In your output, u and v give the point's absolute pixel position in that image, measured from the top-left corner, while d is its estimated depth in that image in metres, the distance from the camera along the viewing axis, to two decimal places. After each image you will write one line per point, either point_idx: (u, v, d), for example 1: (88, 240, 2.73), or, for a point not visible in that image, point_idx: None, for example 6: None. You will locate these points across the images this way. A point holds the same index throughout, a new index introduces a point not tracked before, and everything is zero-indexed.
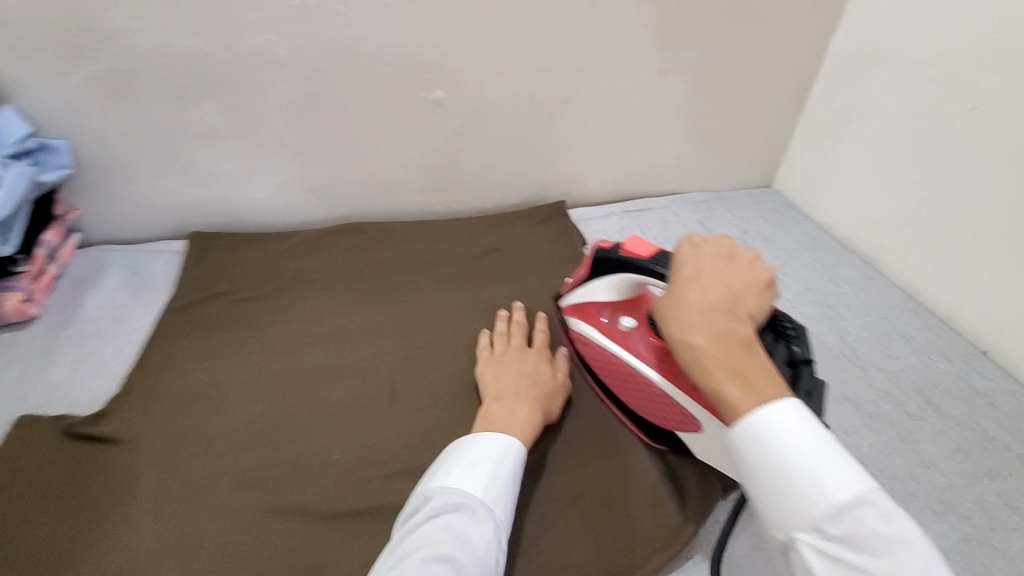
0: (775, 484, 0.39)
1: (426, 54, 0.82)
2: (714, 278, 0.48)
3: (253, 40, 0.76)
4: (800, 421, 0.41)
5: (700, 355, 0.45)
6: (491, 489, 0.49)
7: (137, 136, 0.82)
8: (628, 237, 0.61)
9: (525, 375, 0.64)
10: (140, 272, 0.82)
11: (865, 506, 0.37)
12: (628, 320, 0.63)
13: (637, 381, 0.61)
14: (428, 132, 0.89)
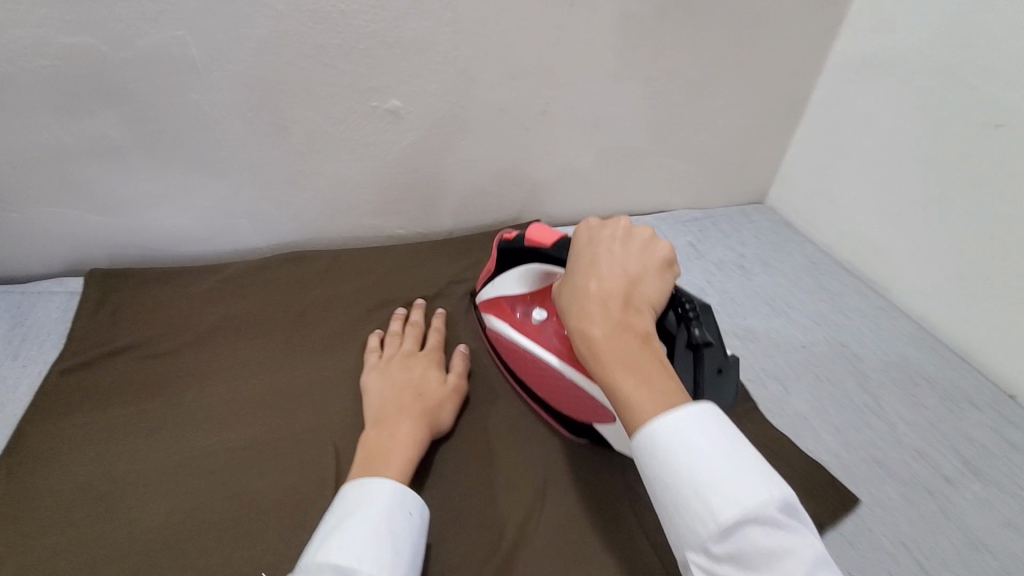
0: (670, 500, 0.38)
1: (376, 57, 0.69)
2: (609, 267, 0.48)
3: (158, 38, 0.62)
4: (699, 427, 0.38)
5: (596, 348, 0.44)
6: (354, 547, 0.41)
7: (17, 155, 0.67)
8: (531, 226, 0.60)
9: (411, 386, 0.58)
10: (23, 321, 0.67)
11: (757, 522, 0.35)
12: (541, 313, 0.62)
13: (552, 379, 0.58)
14: (384, 149, 0.77)
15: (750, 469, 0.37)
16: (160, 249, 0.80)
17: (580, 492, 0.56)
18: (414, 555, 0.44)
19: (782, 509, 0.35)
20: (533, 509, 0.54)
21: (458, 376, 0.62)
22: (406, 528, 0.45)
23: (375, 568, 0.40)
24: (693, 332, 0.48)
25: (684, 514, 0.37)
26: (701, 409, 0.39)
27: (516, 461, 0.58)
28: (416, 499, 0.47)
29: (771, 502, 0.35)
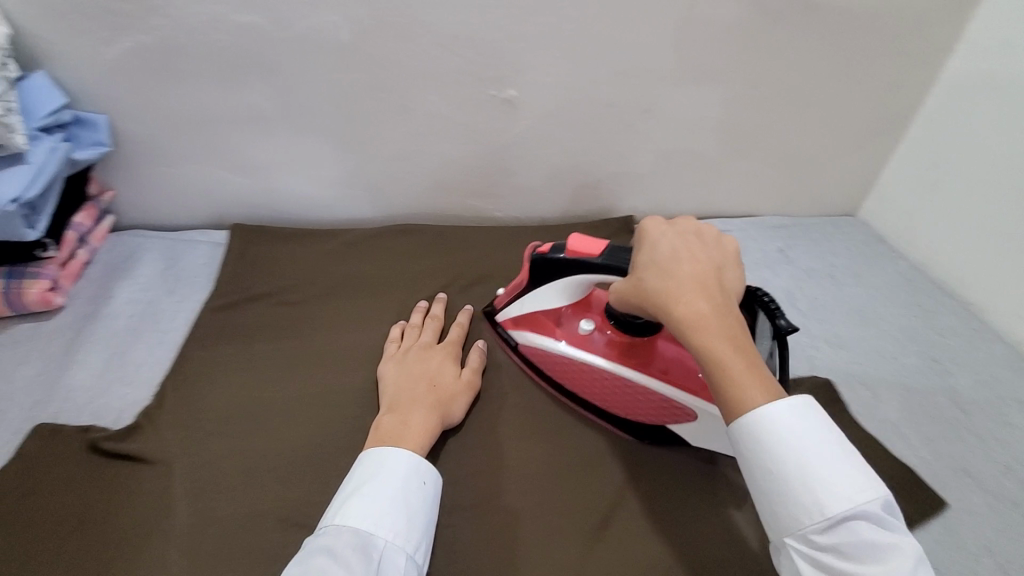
0: (778, 489, 0.42)
1: (502, 48, 0.74)
2: (694, 254, 0.50)
3: (311, 21, 0.70)
4: (807, 426, 0.43)
5: (705, 330, 0.46)
6: (373, 513, 0.46)
7: (179, 118, 0.76)
8: (571, 237, 0.59)
9: (428, 378, 0.61)
10: (175, 263, 0.77)
11: (863, 517, 0.39)
12: (586, 323, 0.64)
13: (613, 382, 0.61)
14: (495, 134, 0.82)
15: (855, 469, 0.41)
16: (287, 211, 0.88)
17: (665, 472, 0.60)
18: (428, 519, 0.49)
19: (886, 508, 0.40)
20: (620, 484, 0.59)
21: (473, 372, 0.64)
22: (421, 497, 0.49)
23: (390, 533, 0.46)
24: (778, 323, 0.51)
25: (793, 503, 0.41)
26: (806, 407, 0.43)
27: (605, 438, 0.62)
28: (431, 470, 0.52)
29: (875, 499, 0.40)
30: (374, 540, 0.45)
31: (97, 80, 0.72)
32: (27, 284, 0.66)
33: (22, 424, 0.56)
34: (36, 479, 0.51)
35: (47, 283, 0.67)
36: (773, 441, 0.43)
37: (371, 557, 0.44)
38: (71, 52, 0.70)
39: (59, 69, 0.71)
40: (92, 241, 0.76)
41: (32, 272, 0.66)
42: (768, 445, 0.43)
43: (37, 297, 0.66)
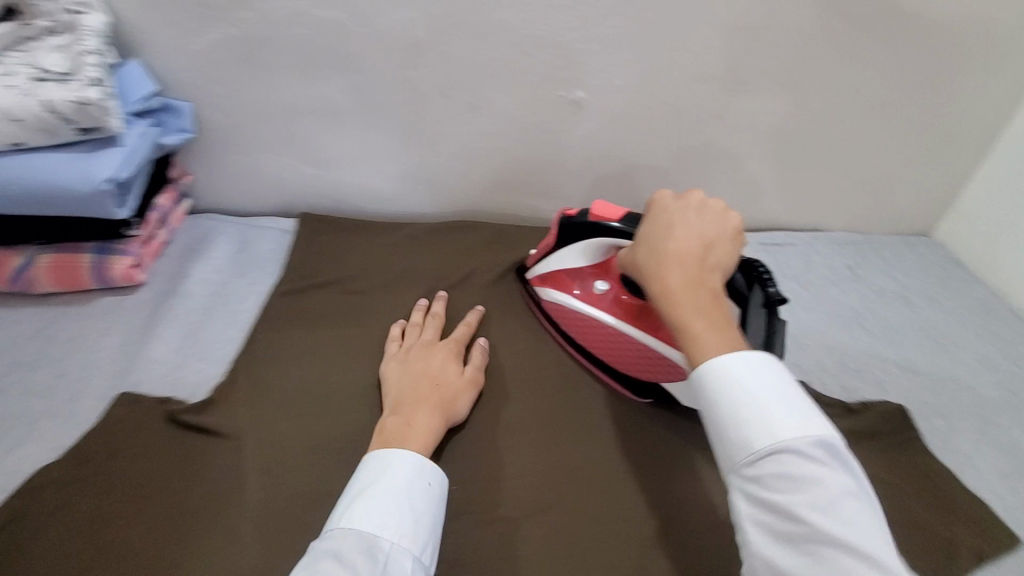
0: (716, 427, 0.43)
1: (575, 49, 0.74)
2: (686, 229, 0.52)
3: (391, 18, 0.71)
4: (746, 365, 0.43)
5: (671, 298, 0.48)
6: (376, 515, 0.45)
7: (259, 108, 0.80)
8: (594, 203, 0.64)
9: (430, 374, 0.60)
10: (247, 249, 0.80)
11: (789, 450, 0.39)
12: (601, 284, 0.67)
13: (619, 339, 0.65)
14: (561, 136, 0.82)
15: (789, 405, 0.41)
16: (351, 203, 0.90)
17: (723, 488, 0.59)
18: (434, 521, 0.48)
19: (818, 445, 0.39)
20: (677, 497, 0.58)
21: (476, 370, 0.64)
22: (426, 499, 0.48)
23: (396, 534, 0.45)
24: (769, 290, 0.56)
25: (726, 439, 0.42)
26: (763, 359, 0.43)
27: (659, 449, 0.62)
28: (437, 473, 0.51)
29: (804, 436, 0.39)
30: (377, 542, 0.44)
31: (184, 69, 0.76)
32: (113, 260, 0.69)
33: (106, 392, 0.59)
34: (118, 448, 0.54)
35: (132, 260, 0.70)
36: (716, 383, 0.43)
37: (376, 560, 0.43)
38: (165, 42, 0.73)
39: (151, 57, 0.74)
40: (169, 223, 0.80)
41: (119, 248, 0.69)
42: (708, 386, 0.44)
43: (122, 274, 0.69)
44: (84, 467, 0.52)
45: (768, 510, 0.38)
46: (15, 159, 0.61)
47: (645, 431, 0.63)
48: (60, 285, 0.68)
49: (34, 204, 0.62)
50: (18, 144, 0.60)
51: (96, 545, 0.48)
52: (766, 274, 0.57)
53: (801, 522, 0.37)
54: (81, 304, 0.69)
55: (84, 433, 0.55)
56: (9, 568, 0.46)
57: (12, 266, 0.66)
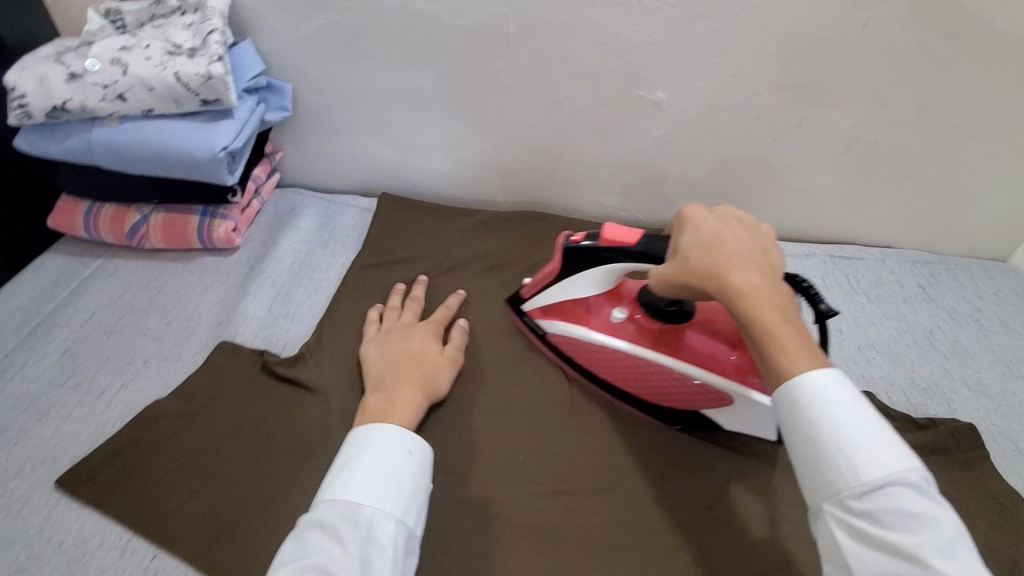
0: (816, 454, 0.40)
1: (660, 51, 0.76)
2: (738, 237, 0.49)
3: (486, 12, 0.75)
4: (843, 391, 0.41)
5: (759, 302, 0.44)
6: (357, 483, 0.45)
7: (351, 92, 0.85)
8: (606, 225, 0.58)
9: (410, 355, 0.61)
10: (330, 223, 0.85)
11: (902, 485, 0.37)
12: (619, 312, 0.64)
13: (647, 369, 0.61)
14: (637, 135, 0.84)
15: (893, 438, 0.39)
16: (427, 187, 0.95)
17: (764, 516, 0.57)
18: (420, 486, 0.48)
19: (927, 479, 0.38)
20: (712, 520, 0.57)
21: (456, 348, 0.65)
22: (408, 465, 0.48)
23: (378, 501, 0.44)
24: (819, 306, 0.53)
25: (828, 468, 0.39)
26: (850, 381, 0.42)
27: (699, 469, 0.60)
28: (416, 440, 0.50)
29: (915, 470, 0.37)
30: (359, 508, 0.43)
31: (289, 52, 0.81)
32: (216, 223, 0.75)
33: (208, 341, 0.65)
34: (220, 390, 0.58)
35: (232, 224, 0.75)
36: (817, 405, 0.41)
37: (359, 526, 0.43)
38: (274, 25, 0.79)
39: (261, 39, 0.80)
40: (261, 193, 0.86)
41: (221, 212, 0.75)
42: (808, 407, 0.41)
43: (221, 236, 0.75)
44: (191, 403, 0.57)
45: (879, 546, 0.36)
46: (145, 125, 0.66)
47: (689, 449, 0.62)
48: (168, 243, 0.75)
49: (157, 166, 0.67)
50: (149, 111, 0.66)
51: (198, 473, 0.51)
52: (813, 289, 0.53)
53: (926, 567, 0.34)
54: (186, 261, 0.75)
55: (191, 374, 0.60)
56: (125, 481, 0.50)
57: (131, 221, 0.74)
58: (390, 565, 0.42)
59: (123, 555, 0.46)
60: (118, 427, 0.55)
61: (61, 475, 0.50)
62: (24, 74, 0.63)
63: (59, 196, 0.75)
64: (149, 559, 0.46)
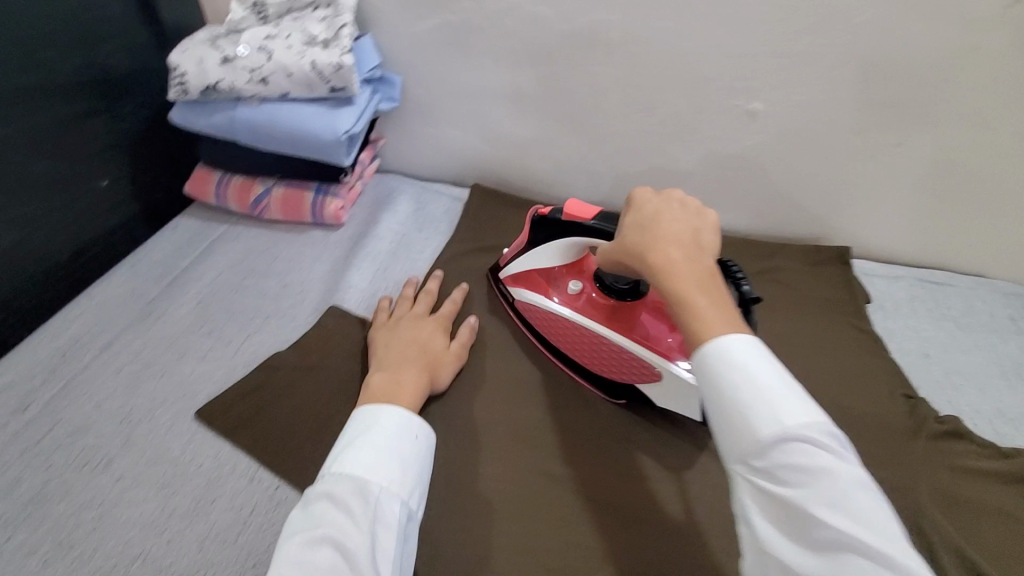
0: (727, 416, 0.39)
1: (762, 63, 0.77)
2: (676, 217, 0.49)
3: (593, 18, 0.78)
4: (754, 353, 0.41)
5: (677, 280, 0.45)
6: (364, 462, 0.48)
7: (454, 87, 0.90)
8: (568, 202, 0.64)
9: (417, 345, 0.64)
10: (423, 209, 0.90)
11: (798, 441, 0.37)
12: (576, 284, 0.68)
13: (590, 338, 0.65)
14: (728, 143, 0.86)
15: (797, 395, 0.39)
16: (514, 182, 1.00)
17: (676, 495, 0.59)
18: (421, 471, 0.51)
19: (827, 432, 0.37)
20: (620, 494, 0.59)
21: (462, 345, 0.68)
22: (412, 448, 0.51)
23: (386, 480, 0.47)
24: (742, 291, 0.55)
25: (737, 428, 0.39)
26: (758, 342, 0.41)
27: (614, 448, 0.63)
28: (419, 424, 0.53)
29: (812, 424, 0.37)
30: (367, 485, 0.46)
31: (402, 47, 0.88)
32: (327, 200, 0.81)
33: (319, 305, 0.71)
34: (331, 348, 0.64)
35: (340, 202, 0.82)
36: (730, 366, 0.40)
37: (368, 501, 0.46)
38: (392, 22, 0.85)
39: (378, 34, 0.87)
40: (362, 176, 0.91)
41: (332, 190, 0.82)
42: (723, 369, 0.40)
43: (331, 212, 0.81)
44: (307, 357, 0.63)
45: (779, 503, 0.36)
46: (279, 107, 0.74)
47: (612, 429, 0.64)
48: (284, 216, 0.82)
49: (285, 144, 0.74)
50: (285, 94, 0.73)
51: (314, 420, 0.57)
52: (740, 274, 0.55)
53: (814, 520, 0.35)
54: (297, 233, 0.82)
55: (305, 333, 0.66)
56: (253, 419, 0.56)
57: (255, 193, 0.81)
58: (395, 541, 0.45)
59: (251, 482, 0.52)
60: (245, 372, 0.61)
61: (199, 407, 0.57)
62: (185, 56, 0.72)
63: (195, 166, 0.84)
64: (274, 489, 0.51)
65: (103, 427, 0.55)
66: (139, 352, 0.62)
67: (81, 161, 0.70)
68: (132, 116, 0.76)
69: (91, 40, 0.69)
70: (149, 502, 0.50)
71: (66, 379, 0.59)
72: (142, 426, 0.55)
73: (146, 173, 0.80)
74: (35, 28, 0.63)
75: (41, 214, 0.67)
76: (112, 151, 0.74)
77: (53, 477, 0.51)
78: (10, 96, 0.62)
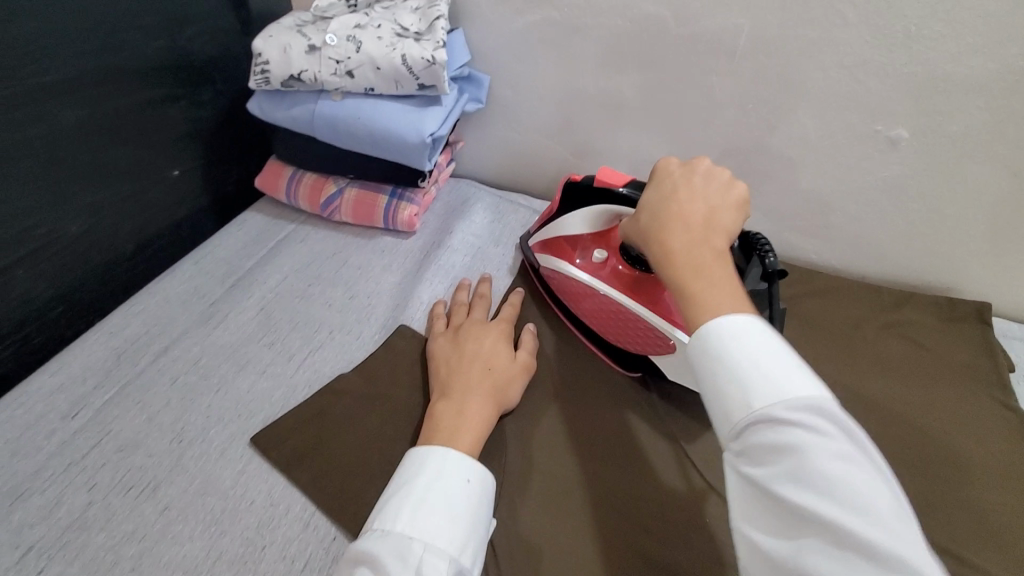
0: (710, 400, 0.39)
1: (915, 85, 0.66)
2: (690, 191, 0.48)
3: (717, 22, 0.69)
4: (739, 331, 0.39)
5: (673, 260, 0.44)
6: (404, 513, 0.41)
7: (546, 90, 0.82)
8: (600, 169, 0.62)
9: (480, 361, 0.56)
10: (501, 220, 0.83)
11: (765, 420, 0.35)
12: (600, 253, 0.65)
13: (607, 307, 0.62)
14: (857, 173, 0.75)
15: (776, 370, 0.36)
16: None
17: (674, 465, 0.56)
18: (479, 522, 0.44)
19: (800, 407, 0.34)
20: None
21: (529, 355, 0.60)
22: (466, 496, 0.44)
23: (430, 535, 0.40)
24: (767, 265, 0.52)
25: (718, 414, 0.38)
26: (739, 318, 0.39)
27: (628, 463, 0.56)
28: (475, 467, 0.46)
29: (780, 401, 0.35)
30: (409, 543, 0.40)
31: (494, 43, 0.81)
32: (402, 206, 0.75)
33: (387, 323, 0.65)
34: (400, 374, 0.57)
35: (415, 208, 0.75)
36: (711, 347, 0.39)
37: (408, 560, 0.39)
38: (487, 16, 0.78)
39: (470, 29, 0.81)
40: (437, 180, 0.85)
41: (408, 196, 0.76)
42: (705, 352, 0.39)
43: (405, 220, 0.75)
44: (373, 383, 0.56)
45: (759, 486, 0.34)
46: (362, 102, 0.68)
47: (611, 395, 0.62)
48: (355, 219, 0.77)
49: (365, 143, 0.69)
50: (370, 89, 0.67)
51: (378, 460, 0.50)
52: (764, 249, 0.52)
53: (786, 500, 0.33)
54: (367, 237, 0.76)
55: (372, 353, 0.60)
56: (312, 454, 0.50)
57: (327, 193, 0.76)
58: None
59: (306, 529, 0.46)
60: (306, 394, 0.55)
61: (256, 432, 0.51)
62: (270, 42, 0.67)
63: (269, 159, 0.80)
64: (330, 541, 0.45)
65: (154, 445, 0.50)
66: (197, 360, 0.57)
67: (154, 148, 0.66)
68: (210, 103, 0.72)
69: (175, 21, 0.65)
70: (196, 542, 0.44)
71: (119, 385, 0.54)
72: (194, 449, 0.50)
73: (219, 164, 0.76)
74: (121, 5, 0.59)
75: (109, 204, 0.63)
76: (186, 139, 0.70)
77: (96, 499, 0.46)
78: (89, 77, 0.58)
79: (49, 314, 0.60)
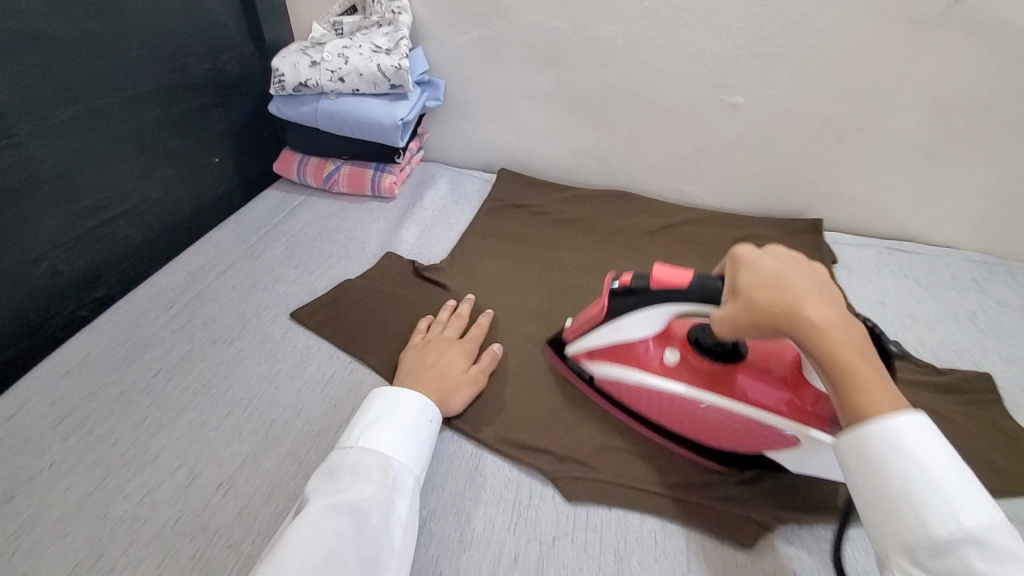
0: (889, 504, 0.39)
1: (740, 63, 0.94)
2: (795, 270, 0.49)
3: (601, 29, 0.97)
4: (924, 440, 0.40)
5: (832, 337, 0.44)
6: (384, 438, 0.54)
7: (487, 88, 1.10)
8: (655, 268, 0.56)
9: (434, 368, 0.66)
10: (460, 187, 1.09)
11: (970, 542, 0.36)
12: (671, 355, 0.61)
13: (706, 413, 0.57)
14: (714, 131, 1.02)
15: (967, 490, 0.38)
16: (537, 169, 1.18)
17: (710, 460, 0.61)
18: (429, 451, 0.58)
19: (1001, 537, 0.36)
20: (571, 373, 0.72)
21: (481, 370, 0.69)
22: (427, 429, 0.59)
23: (404, 459, 0.54)
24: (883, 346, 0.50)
25: (897, 521, 0.39)
26: (926, 427, 0.40)
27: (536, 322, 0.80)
28: (435, 412, 0.61)
29: (983, 524, 0.36)
30: (389, 460, 0.53)
31: (446, 56, 1.08)
32: (384, 176, 1.02)
33: (377, 252, 0.90)
34: (389, 276, 0.83)
35: (394, 177, 1.02)
36: (896, 455, 0.40)
37: (389, 471, 0.52)
38: (439, 37, 1.06)
39: (428, 47, 1.08)
40: (411, 162, 1.12)
41: (388, 169, 1.02)
42: (886, 457, 0.40)
43: (387, 186, 1.01)
44: (370, 281, 0.82)
45: None
46: (351, 100, 0.95)
47: None
48: (350, 188, 1.03)
49: (354, 129, 0.95)
50: (356, 90, 0.95)
51: (376, 321, 0.75)
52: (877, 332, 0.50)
53: None
54: (360, 202, 1.03)
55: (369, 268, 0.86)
56: (331, 319, 0.75)
57: (328, 170, 1.03)
58: (408, 507, 0.51)
59: (331, 357, 0.71)
60: (324, 290, 0.81)
61: (294, 309, 0.76)
62: (284, 61, 0.94)
63: (283, 150, 1.06)
64: (348, 362, 0.70)
65: (226, 320, 0.75)
66: (248, 276, 0.82)
67: (203, 141, 0.93)
68: (239, 109, 0.99)
69: (216, 51, 0.92)
70: (262, 365, 0.69)
71: (196, 290, 0.79)
72: (253, 321, 0.75)
73: (247, 155, 1.02)
74: (183, 41, 0.86)
75: (178, 178, 0.89)
76: (224, 135, 0.96)
77: (194, 346, 0.71)
78: (163, 89, 0.84)
79: (140, 254, 0.85)
